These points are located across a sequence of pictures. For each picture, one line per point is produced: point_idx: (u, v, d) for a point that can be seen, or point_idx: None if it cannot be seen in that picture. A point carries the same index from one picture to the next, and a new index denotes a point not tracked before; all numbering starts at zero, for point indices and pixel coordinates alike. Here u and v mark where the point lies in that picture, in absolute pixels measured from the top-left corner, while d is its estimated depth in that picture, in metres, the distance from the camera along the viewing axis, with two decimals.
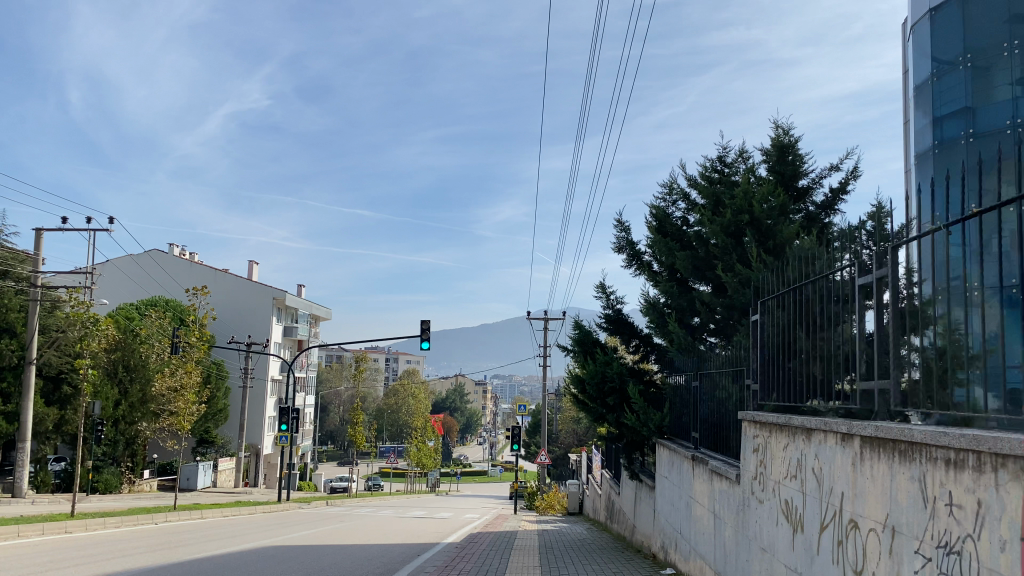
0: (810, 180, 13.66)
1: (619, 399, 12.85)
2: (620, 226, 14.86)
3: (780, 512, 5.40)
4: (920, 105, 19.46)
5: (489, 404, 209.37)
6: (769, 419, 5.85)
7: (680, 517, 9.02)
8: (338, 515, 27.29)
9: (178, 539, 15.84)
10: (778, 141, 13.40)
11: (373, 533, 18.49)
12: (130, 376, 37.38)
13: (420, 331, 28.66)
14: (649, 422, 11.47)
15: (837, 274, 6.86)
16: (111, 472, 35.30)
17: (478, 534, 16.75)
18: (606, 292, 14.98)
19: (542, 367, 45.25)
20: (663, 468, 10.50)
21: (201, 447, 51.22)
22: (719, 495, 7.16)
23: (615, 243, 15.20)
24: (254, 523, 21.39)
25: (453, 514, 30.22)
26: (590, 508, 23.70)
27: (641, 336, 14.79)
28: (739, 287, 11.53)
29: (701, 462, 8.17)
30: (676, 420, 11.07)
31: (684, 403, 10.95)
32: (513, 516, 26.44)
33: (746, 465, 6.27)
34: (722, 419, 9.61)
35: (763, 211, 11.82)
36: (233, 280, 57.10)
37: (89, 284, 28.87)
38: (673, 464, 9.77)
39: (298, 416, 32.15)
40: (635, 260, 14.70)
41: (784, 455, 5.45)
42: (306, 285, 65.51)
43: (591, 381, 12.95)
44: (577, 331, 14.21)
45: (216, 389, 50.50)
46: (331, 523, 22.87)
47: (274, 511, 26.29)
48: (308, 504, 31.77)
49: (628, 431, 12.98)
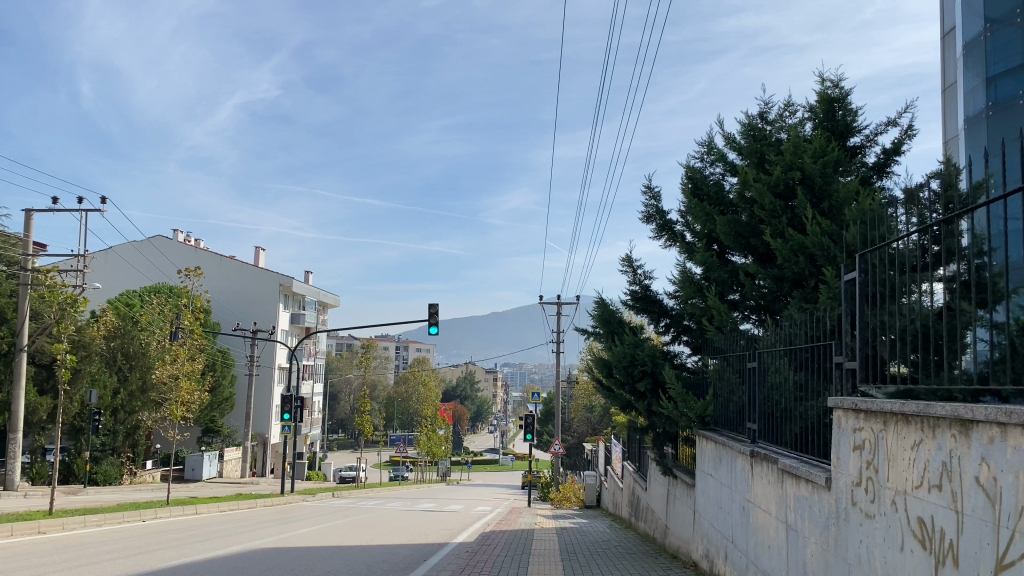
0: (863, 138, 12.08)
1: (651, 384, 11.42)
2: (648, 192, 13.41)
3: (907, 534, 3.97)
4: (969, 66, 18.01)
5: (500, 393, 208.24)
6: (879, 408, 4.37)
7: (733, 520, 7.62)
8: (342, 508, 26.03)
9: (167, 538, 14.59)
10: (826, 95, 11.87)
11: (380, 531, 17.24)
12: (130, 365, 36.38)
13: (427, 315, 27.37)
14: (688, 412, 10.02)
15: (909, 233, 5.52)
16: (110, 463, 34.27)
17: (492, 532, 15.49)
18: (633, 266, 13.51)
19: (556, 353, 43.83)
20: (706, 464, 9.07)
21: (206, 436, 50.33)
22: (796, 502, 5.72)
23: (642, 213, 13.73)
24: (252, 518, 20.14)
25: (465, 506, 29.02)
26: (609, 501, 22.33)
27: (670, 314, 13.34)
28: (792, 256, 10.07)
29: (762, 459, 6.74)
30: (720, 408, 9.64)
31: (730, 388, 9.49)
32: (528, 510, 25.10)
33: (845, 466, 4.79)
34: (779, 407, 8.24)
35: (816, 168, 10.37)
36: (239, 266, 56.03)
37: (81, 268, 27.67)
38: (721, 460, 8.33)
39: (302, 405, 30.84)
40: (665, 231, 13.29)
41: (910, 456, 3.98)
42: (313, 272, 64.50)
43: (618, 363, 11.50)
44: (600, 309, 12.79)
45: (221, 377, 49.31)
46: (335, 518, 21.63)
47: (276, 505, 25.07)
48: (313, 495, 30.56)
49: (661, 420, 11.59)
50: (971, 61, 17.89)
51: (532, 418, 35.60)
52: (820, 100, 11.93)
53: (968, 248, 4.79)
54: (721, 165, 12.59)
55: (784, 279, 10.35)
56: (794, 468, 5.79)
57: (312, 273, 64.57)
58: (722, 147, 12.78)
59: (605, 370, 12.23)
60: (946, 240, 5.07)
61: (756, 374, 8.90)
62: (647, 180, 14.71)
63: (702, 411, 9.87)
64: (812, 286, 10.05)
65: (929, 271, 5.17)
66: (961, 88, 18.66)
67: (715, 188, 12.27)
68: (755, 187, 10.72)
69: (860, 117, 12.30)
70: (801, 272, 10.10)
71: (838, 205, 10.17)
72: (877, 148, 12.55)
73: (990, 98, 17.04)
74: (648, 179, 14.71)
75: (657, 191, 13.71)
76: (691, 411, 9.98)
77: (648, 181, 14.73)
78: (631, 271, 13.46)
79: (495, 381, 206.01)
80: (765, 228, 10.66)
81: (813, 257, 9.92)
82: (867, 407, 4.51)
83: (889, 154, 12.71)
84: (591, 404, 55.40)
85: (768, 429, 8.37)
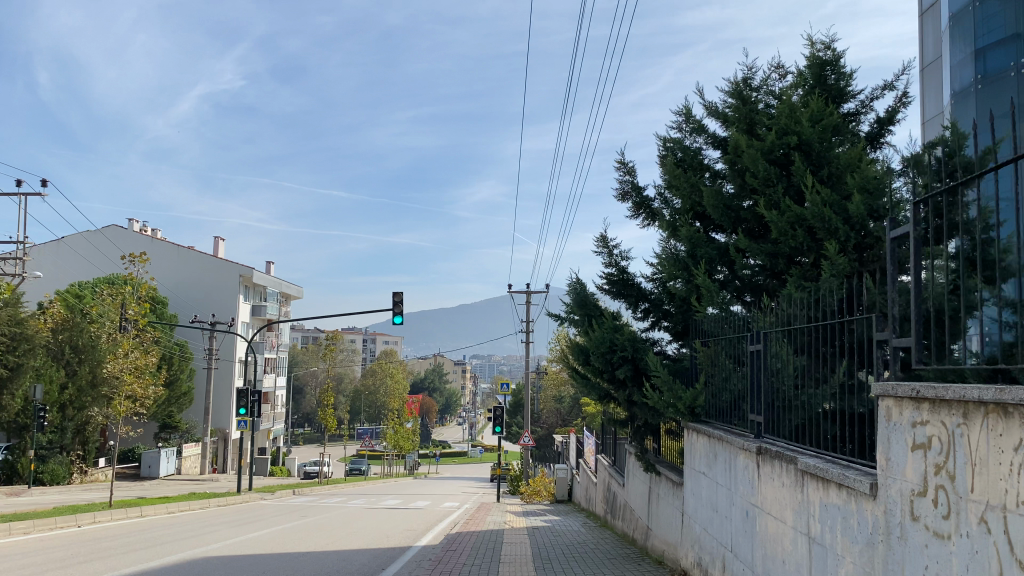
0: (859, 104, 11.08)
1: (632, 371, 10.41)
2: (624, 165, 12.20)
3: (1007, 566, 2.95)
4: (957, 35, 17.24)
5: (468, 385, 207.25)
6: (951, 396, 3.36)
7: (733, 525, 6.64)
8: (302, 507, 24.74)
9: (103, 547, 13.24)
10: (818, 57, 10.82)
11: (340, 533, 16.09)
12: (78, 359, 34.29)
13: (391, 304, 26.11)
14: (676, 403, 8.99)
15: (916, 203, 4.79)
16: (58, 462, 32.68)
17: (461, 532, 14.47)
18: (609, 246, 12.40)
19: (525, 342, 42.87)
20: (698, 462, 8.01)
21: (163, 432, 48.53)
22: (825, 512, 4.67)
23: (615, 188, 12.45)
24: (203, 520, 18.75)
25: (433, 503, 27.96)
26: (582, 496, 21.44)
27: (649, 297, 12.27)
28: (789, 229, 9.09)
29: (773, 457, 5.71)
30: (710, 398, 8.64)
31: (724, 376, 8.46)
32: (497, 506, 24.09)
33: (901, 471, 3.78)
34: (781, 396, 7.29)
35: (814, 132, 9.37)
36: (197, 256, 54.18)
37: (21, 257, 25.94)
38: (718, 457, 7.31)
39: (259, 399, 29.31)
40: (643, 207, 12.19)
41: (1010, 460, 2.95)
42: (274, 262, 62.81)
43: (595, 350, 10.47)
44: (573, 293, 11.68)
45: (179, 371, 47.64)
46: (292, 518, 20.37)
47: (232, 505, 23.68)
48: (273, 493, 29.20)
49: (643, 411, 10.60)
50: (960, 32, 17.01)
51: (501, 410, 34.54)
52: (811, 64, 10.89)
53: (975, 221, 4.16)
54: (705, 136, 11.50)
55: (777, 256, 9.40)
56: (817, 470, 4.77)
57: (273, 263, 62.87)
58: (703, 115, 11.67)
59: (582, 358, 11.15)
60: (951, 211, 4.42)
61: (756, 359, 7.84)
62: (621, 152, 13.69)
63: (690, 401, 8.84)
64: (811, 262, 9.16)
65: (936, 248, 4.51)
66: (947, 61, 17.83)
67: (699, 159, 11.19)
68: (746, 153, 9.70)
69: (854, 81, 11.28)
70: (799, 247, 9.14)
71: (839, 174, 9.24)
72: (872, 115, 11.56)
73: (978, 70, 16.23)
74: (621, 151, 13.70)
75: (632, 165, 12.36)
76: (679, 401, 8.94)
77: (621, 154, 13.71)
78: (607, 252, 12.33)
79: (464, 373, 204.67)
80: (758, 199, 9.66)
81: (813, 230, 8.99)
82: (936, 397, 3.49)
83: (883, 124, 11.71)
84: (562, 395, 54.54)
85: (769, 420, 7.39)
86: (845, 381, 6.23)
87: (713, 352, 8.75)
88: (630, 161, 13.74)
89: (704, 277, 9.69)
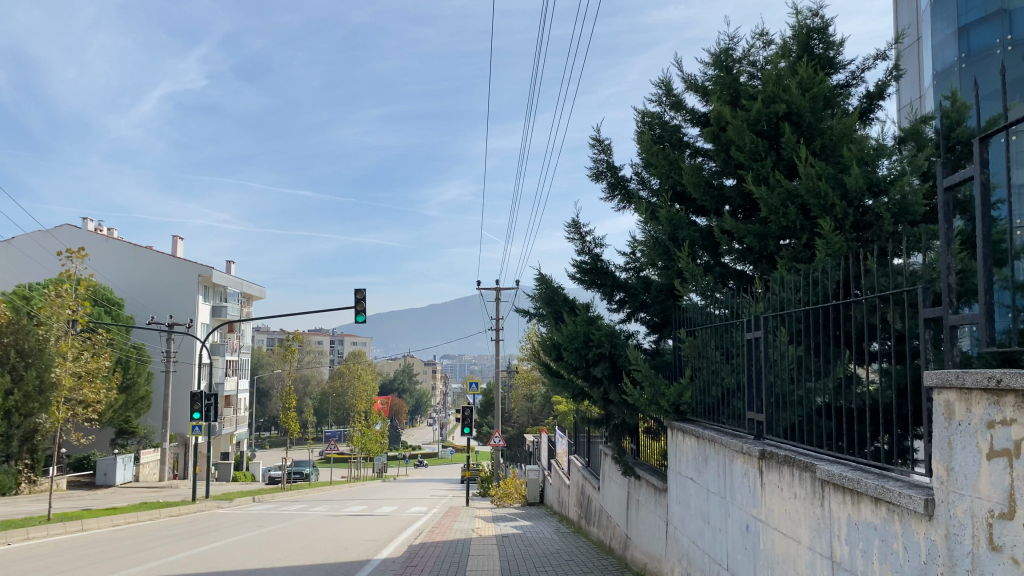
0: (849, 75, 10.33)
1: (609, 368, 9.55)
2: (597, 143, 11.34)
3: None
4: (940, 12, 16.55)
5: (438, 385, 206.15)
6: None
7: (730, 540, 5.78)
8: (261, 516, 23.51)
9: (27, 569, 11.99)
10: (804, 23, 10.03)
11: (295, 545, 15.03)
12: (25, 363, 32.64)
13: (353, 302, 24.95)
14: (659, 400, 8.10)
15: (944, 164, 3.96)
16: (3, 472, 31.17)
17: (427, 543, 13.56)
18: (583, 232, 11.48)
19: (494, 341, 41.95)
20: (686, 467, 7.13)
21: (120, 438, 46.84)
22: (858, 532, 3.78)
23: (590, 169, 11.57)
24: (151, 533, 17.55)
25: (400, 508, 26.96)
26: (555, 499, 20.54)
27: (625, 287, 11.44)
28: (780, 206, 8.27)
29: (781, 461, 4.81)
30: (698, 395, 7.76)
31: (712, 370, 7.58)
32: (466, 510, 23.17)
33: (972, 484, 2.91)
34: (775, 393, 6.46)
35: (805, 100, 8.58)
36: (155, 256, 52.46)
37: None
38: (709, 461, 6.43)
39: (214, 402, 27.82)
40: (619, 190, 11.34)
41: None
42: (235, 262, 61.16)
43: (568, 345, 9.58)
44: (543, 285, 10.76)
45: (136, 375, 46.06)
46: (248, 528, 19.18)
47: (185, 514, 22.38)
48: (231, 500, 27.88)
49: (622, 408, 9.76)
50: (942, 11, 16.38)
51: (470, 410, 33.50)
52: (797, 31, 10.08)
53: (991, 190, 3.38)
54: (683, 112, 10.65)
55: (766, 236, 8.61)
56: (844, 478, 3.89)
57: (234, 263, 61.21)
58: (682, 90, 10.84)
59: (555, 354, 10.22)
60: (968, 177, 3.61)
61: (752, 348, 6.90)
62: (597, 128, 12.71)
63: (675, 399, 7.94)
64: (805, 242, 8.38)
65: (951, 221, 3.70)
66: (928, 42, 17.22)
67: (679, 137, 10.31)
68: (731, 125, 8.86)
69: (843, 51, 10.52)
70: (791, 227, 8.33)
71: (833, 145, 8.47)
72: (864, 85, 10.79)
73: (962, 49, 15.61)
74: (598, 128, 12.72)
75: (608, 143, 11.57)
76: (662, 397, 8.05)
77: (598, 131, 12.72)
78: (581, 239, 11.40)
79: (433, 373, 202.84)
80: (745, 174, 8.81)
81: (808, 206, 8.21)
82: None
83: (874, 98, 10.97)
84: (532, 394, 53.69)
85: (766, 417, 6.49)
86: (850, 370, 5.43)
87: (700, 345, 7.86)
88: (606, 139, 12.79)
89: (689, 263, 8.83)
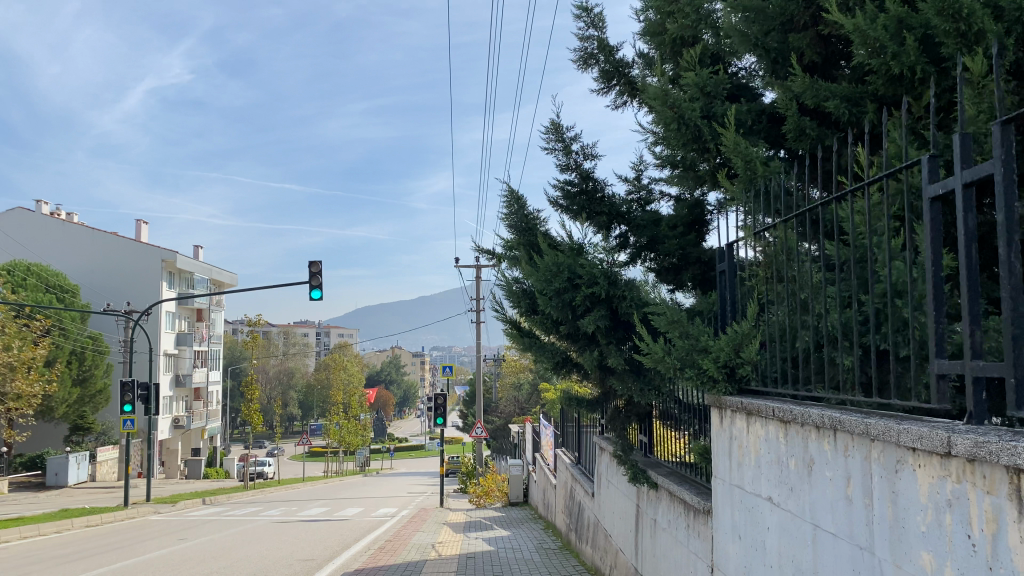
0: None
1: (608, 319, 6.34)
2: (586, 9, 7.93)
3: None
4: None
5: (425, 377, 203.05)
6: None
7: None
8: (199, 522, 20.18)
9: None
10: None
11: (206, 569, 11.79)
12: None
13: (308, 275, 21.76)
14: (695, 362, 4.55)
15: None
16: None
17: (361, 572, 10.17)
18: (567, 137, 7.98)
19: (476, 324, 38.36)
20: (760, 473, 3.89)
21: (74, 435, 43.16)
22: None
23: (573, 52, 8.04)
24: (45, 551, 14.27)
25: (365, 510, 23.52)
26: (540, 500, 17.34)
27: (627, 217, 8.16)
28: (894, 40, 4.88)
29: None
30: (773, 349, 4.37)
31: (792, 304, 4.20)
32: (437, 513, 19.99)
33: None
34: (959, 262, 2.51)
35: None
36: (113, 242, 48.97)
37: None
38: (829, 473, 3.16)
39: (148, 393, 24.10)
40: (618, 77, 8.06)
41: None
42: (202, 247, 57.80)
43: (544, 286, 6.33)
44: (510, 211, 7.44)
45: (92, 368, 42.65)
46: (172, 541, 15.92)
47: (109, 524, 19.07)
48: (177, 503, 24.56)
49: (623, 384, 6.50)
50: None
51: (445, 399, 30.27)
52: None
53: None
54: None
55: (861, 98, 5.31)
56: None
57: (201, 248, 57.86)
58: None
59: (527, 306, 6.89)
60: None
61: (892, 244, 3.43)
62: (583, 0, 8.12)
63: (717, 358, 4.42)
64: (931, 105, 4.99)
65: None
66: None
67: None
68: None
69: None
70: (903, 78, 4.98)
71: None
72: None
73: None
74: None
75: (599, 12, 8.04)
76: (698, 354, 4.55)
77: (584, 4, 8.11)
78: (564, 149, 7.94)
79: (421, 363, 198.82)
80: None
81: (934, 40, 4.84)
82: None
83: None
84: (520, 383, 50.07)
85: (1010, 364, 2.25)
86: None
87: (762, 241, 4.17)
88: (598, 11, 8.06)
89: (739, 146, 5.31)
